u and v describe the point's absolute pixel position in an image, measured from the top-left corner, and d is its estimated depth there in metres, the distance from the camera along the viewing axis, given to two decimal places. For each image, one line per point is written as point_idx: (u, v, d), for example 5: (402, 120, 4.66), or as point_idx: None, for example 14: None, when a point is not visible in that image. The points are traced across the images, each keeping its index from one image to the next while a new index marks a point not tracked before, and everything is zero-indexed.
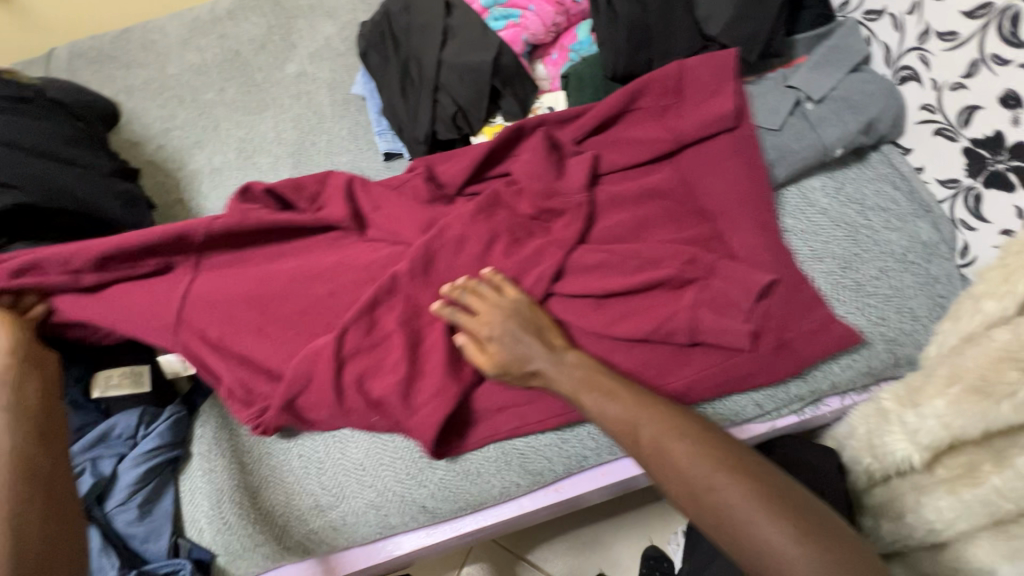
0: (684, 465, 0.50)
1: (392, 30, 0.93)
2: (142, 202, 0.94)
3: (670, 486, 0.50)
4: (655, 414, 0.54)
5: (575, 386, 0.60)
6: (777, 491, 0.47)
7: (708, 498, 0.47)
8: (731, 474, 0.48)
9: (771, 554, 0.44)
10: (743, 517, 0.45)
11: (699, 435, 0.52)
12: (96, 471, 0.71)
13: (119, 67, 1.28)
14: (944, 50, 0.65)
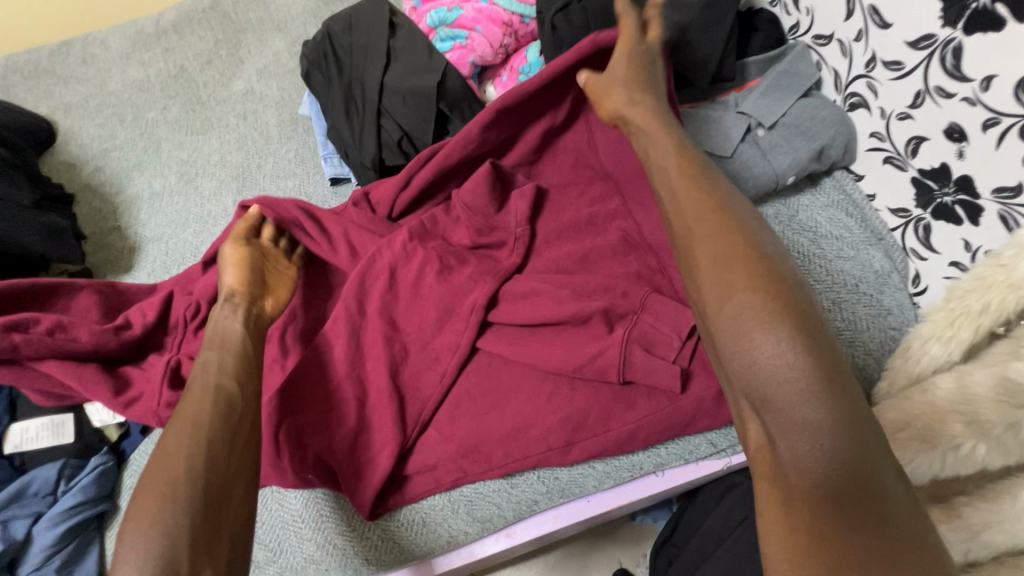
0: (731, 271, 0.46)
1: (335, 50, 0.89)
2: (71, 234, 0.88)
3: (705, 281, 0.47)
4: (726, 221, 0.49)
5: (658, 131, 0.60)
6: (812, 335, 0.41)
7: (733, 306, 0.44)
8: (755, 282, 0.44)
9: (773, 376, 0.40)
10: (766, 330, 0.41)
11: (761, 257, 0.46)
12: (7, 535, 0.66)
13: (56, 83, 1.21)
14: (890, 79, 0.64)
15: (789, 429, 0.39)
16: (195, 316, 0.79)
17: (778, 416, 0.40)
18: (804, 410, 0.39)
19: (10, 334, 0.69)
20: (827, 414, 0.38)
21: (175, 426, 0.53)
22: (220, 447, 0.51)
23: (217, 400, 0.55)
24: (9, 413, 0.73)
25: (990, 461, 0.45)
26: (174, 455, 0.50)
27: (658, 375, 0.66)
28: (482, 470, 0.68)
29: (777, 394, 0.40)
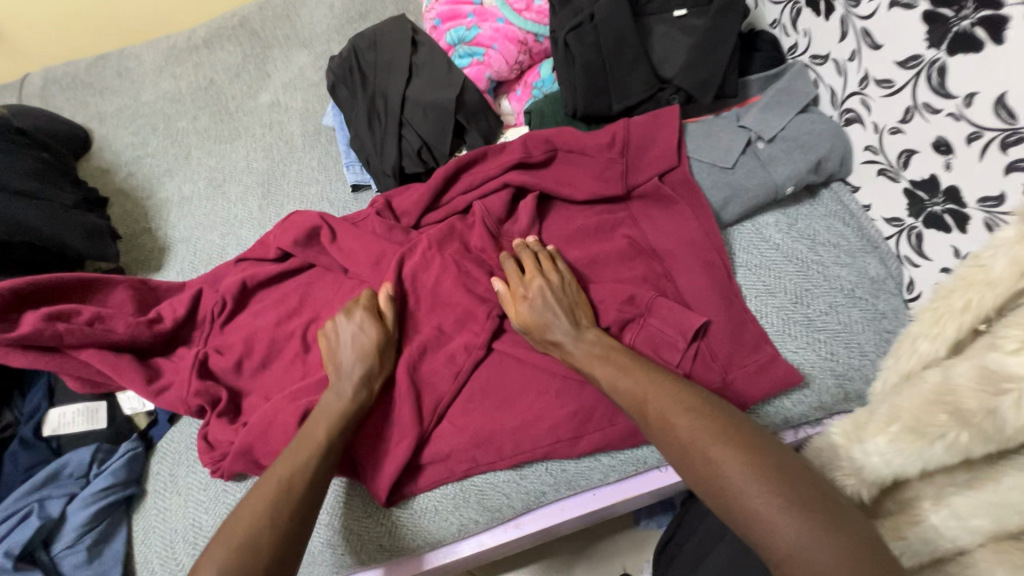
0: (685, 431, 0.57)
1: (360, 65, 0.95)
2: (108, 234, 0.93)
3: (674, 454, 0.57)
4: (668, 395, 0.60)
5: (592, 355, 0.67)
6: (774, 471, 0.51)
7: (701, 460, 0.54)
8: (711, 440, 0.55)
9: (755, 513, 0.49)
10: (730, 477, 0.52)
11: (708, 415, 0.57)
12: (44, 512, 0.69)
13: (93, 94, 1.28)
14: (882, 96, 0.68)
15: (790, 550, 0.47)
16: (223, 312, 0.85)
17: (773, 544, 0.48)
18: (787, 533, 0.47)
19: (54, 324, 0.74)
20: (809, 538, 0.47)
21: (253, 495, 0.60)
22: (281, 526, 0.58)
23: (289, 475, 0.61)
24: (47, 399, 0.77)
25: (973, 448, 0.47)
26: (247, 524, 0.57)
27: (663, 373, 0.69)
28: (493, 460, 0.71)
29: (774, 537, 0.48)
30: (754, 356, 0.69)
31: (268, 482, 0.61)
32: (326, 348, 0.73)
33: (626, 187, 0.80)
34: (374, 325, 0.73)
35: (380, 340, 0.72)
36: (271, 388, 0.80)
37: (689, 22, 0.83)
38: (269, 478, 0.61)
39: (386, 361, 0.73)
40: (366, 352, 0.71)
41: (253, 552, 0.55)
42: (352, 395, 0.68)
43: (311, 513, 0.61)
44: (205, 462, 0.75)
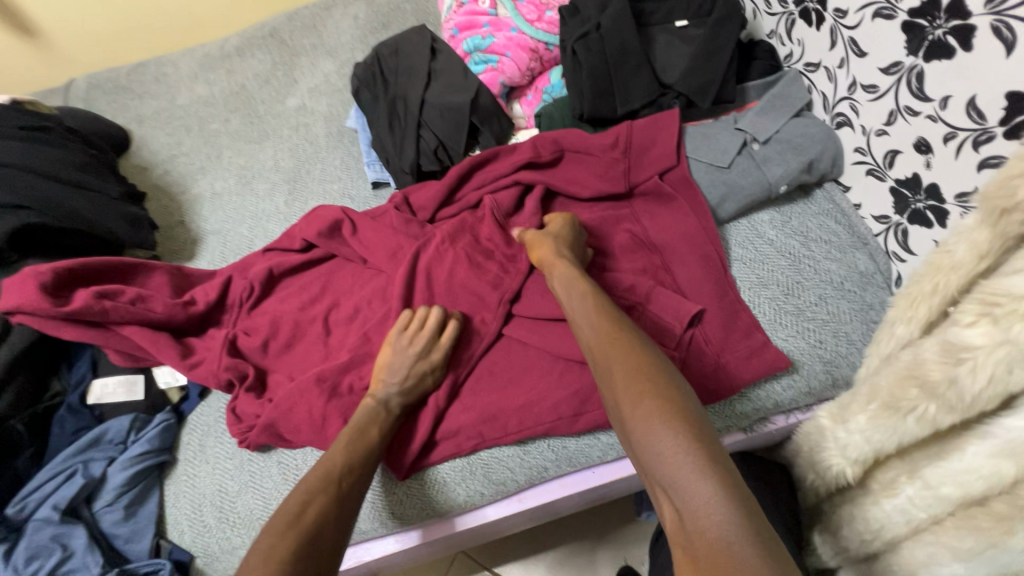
0: (630, 384, 0.55)
1: (382, 71, 1.02)
2: (147, 224, 1.01)
3: (611, 397, 0.57)
4: (620, 345, 0.60)
5: (574, 293, 0.71)
6: (693, 424, 0.50)
7: (634, 407, 0.53)
8: (647, 386, 0.54)
9: (673, 468, 0.48)
10: (658, 431, 0.50)
11: (649, 365, 0.57)
12: (87, 473, 0.76)
13: (132, 98, 1.37)
14: (868, 101, 0.73)
15: (698, 508, 0.45)
16: (250, 297, 0.91)
17: (674, 487, 0.47)
18: (693, 480, 0.47)
19: (102, 301, 0.81)
20: (707, 488, 0.46)
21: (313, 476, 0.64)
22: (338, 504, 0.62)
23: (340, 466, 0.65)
24: (91, 370, 0.84)
25: (942, 420, 0.51)
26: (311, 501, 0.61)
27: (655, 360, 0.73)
28: (499, 435, 0.76)
29: (678, 480, 0.47)
30: (746, 343, 0.74)
31: (325, 473, 0.64)
32: (387, 352, 0.77)
33: (629, 185, 0.85)
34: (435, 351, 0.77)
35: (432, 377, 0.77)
36: (294, 366, 0.86)
37: (689, 32, 0.89)
38: (324, 469, 0.65)
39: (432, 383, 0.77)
40: (420, 380, 0.76)
41: (316, 537, 0.57)
42: (398, 411, 0.74)
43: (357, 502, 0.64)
44: (232, 433, 0.81)
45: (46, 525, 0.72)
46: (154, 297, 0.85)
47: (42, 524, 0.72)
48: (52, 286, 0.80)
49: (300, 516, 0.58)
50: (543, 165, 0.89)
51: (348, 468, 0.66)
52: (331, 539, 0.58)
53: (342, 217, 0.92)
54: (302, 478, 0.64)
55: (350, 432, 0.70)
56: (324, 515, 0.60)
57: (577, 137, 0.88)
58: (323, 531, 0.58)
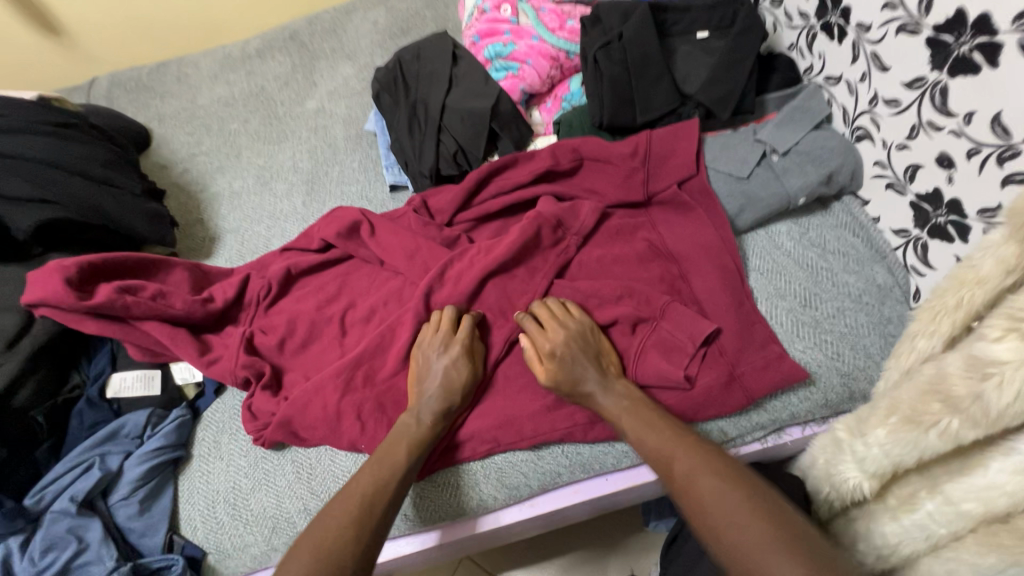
0: (698, 476, 0.60)
1: (404, 75, 1.04)
2: (167, 221, 1.02)
3: (696, 519, 0.58)
4: (692, 457, 0.62)
5: (621, 409, 0.70)
6: (798, 543, 0.51)
7: (728, 532, 0.54)
8: (733, 505, 0.56)
9: (757, 557, 0.51)
10: (739, 523, 0.54)
11: (729, 476, 0.59)
12: (104, 466, 0.77)
13: (153, 97, 1.39)
14: (890, 115, 0.73)
15: None
16: (268, 296, 0.92)
17: None
18: None
19: (123, 296, 0.82)
20: None
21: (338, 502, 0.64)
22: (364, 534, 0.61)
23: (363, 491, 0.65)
24: (110, 364, 0.85)
25: (964, 435, 0.51)
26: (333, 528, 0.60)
27: (667, 371, 0.73)
28: (513, 440, 0.76)
29: None
30: (763, 354, 0.74)
31: (353, 491, 0.65)
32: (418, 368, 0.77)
33: (647, 194, 0.86)
34: (464, 362, 0.76)
35: (468, 381, 0.75)
36: (310, 366, 0.86)
37: (711, 43, 0.90)
38: (351, 493, 0.65)
39: (466, 397, 0.76)
40: (453, 390, 0.74)
41: (338, 564, 0.57)
42: (429, 425, 0.73)
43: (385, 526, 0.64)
44: (248, 430, 0.81)
45: (63, 516, 0.72)
46: (173, 293, 0.86)
47: (60, 516, 0.72)
48: (75, 280, 0.81)
49: (326, 536, 0.60)
50: (561, 172, 0.90)
51: (378, 485, 0.66)
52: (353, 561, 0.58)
53: (360, 219, 0.93)
54: (334, 499, 0.64)
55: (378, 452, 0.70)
56: (349, 531, 0.61)
57: (594, 146, 0.88)
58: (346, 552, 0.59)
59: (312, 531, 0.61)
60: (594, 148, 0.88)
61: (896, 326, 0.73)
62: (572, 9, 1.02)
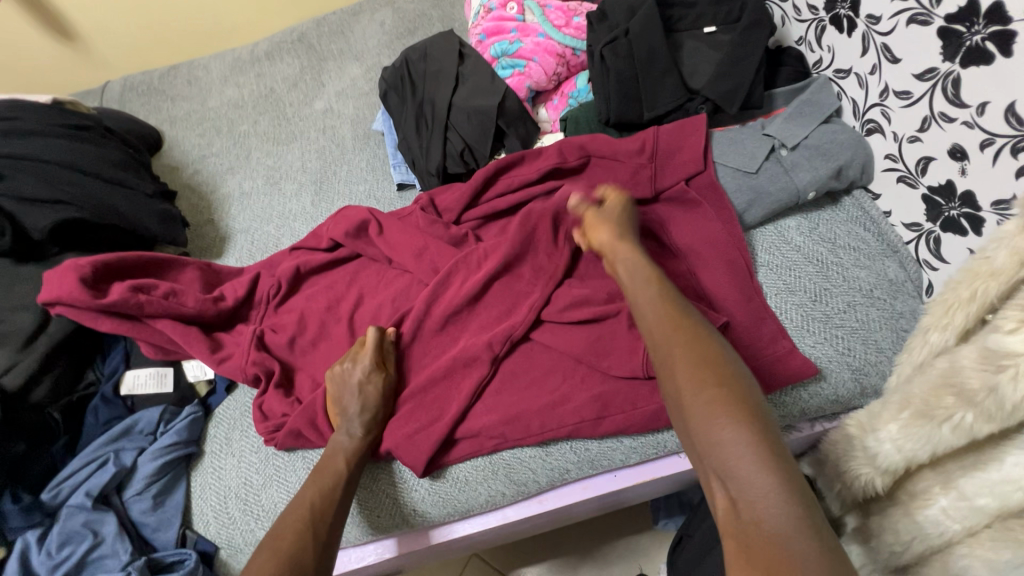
0: (684, 345, 0.56)
1: (410, 74, 1.04)
2: (179, 221, 1.03)
3: (671, 379, 0.55)
4: (685, 327, 0.58)
5: (636, 277, 0.68)
6: (757, 418, 0.49)
7: (696, 396, 0.52)
8: (712, 373, 0.53)
9: (715, 422, 0.49)
10: (710, 390, 0.51)
11: (717, 353, 0.55)
12: (118, 461, 0.78)
13: (165, 100, 1.41)
14: (901, 107, 0.72)
15: (738, 465, 0.47)
16: (277, 294, 0.92)
17: (738, 482, 0.46)
18: (754, 474, 0.46)
19: (136, 295, 0.83)
20: (774, 486, 0.45)
21: (287, 515, 0.65)
22: (319, 532, 0.64)
23: (314, 497, 0.67)
24: (124, 362, 0.86)
25: (979, 429, 0.51)
26: (290, 530, 0.63)
27: None
28: (521, 436, 0.76)
29: (739, 472, 0.46)
30: (772, 350, 0.73)
31: (295, 518, 0.65)
32: (335, 392, 0.78)
33: (654, 190, 0.85)
34: (378, 374, 0.78)
35: (383, 391, 0.78)
36: (319, 363, 0.87)
37: (717, 38, 0.90)
38: (298, 503, 0.67)
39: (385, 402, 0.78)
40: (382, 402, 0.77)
41: (298, 561, 0.60)
42: (361, 438, 0.75)
43: (339, 523, 0.66)
44: (259, 430, 0.82)
45: (78, 511, 0.74)
46: (185, 292, 0.87)
47: (75, 511, 0.74)
48: (91, 279, 0.83)
49: (281, 552, 0.60)
50: (567, 171, 0.90)
51: (322, 501, 0.67)
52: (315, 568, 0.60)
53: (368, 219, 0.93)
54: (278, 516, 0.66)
55: (319, 466, 0.72)
56: (300, 553, 0.61)
57: (600, 144, 0.89)
58: (309, 561, 0.60)
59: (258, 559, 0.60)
60: (601, 145, 0.88)
61: (908, 321, 0.72)
62: (579, 6, 1.02)
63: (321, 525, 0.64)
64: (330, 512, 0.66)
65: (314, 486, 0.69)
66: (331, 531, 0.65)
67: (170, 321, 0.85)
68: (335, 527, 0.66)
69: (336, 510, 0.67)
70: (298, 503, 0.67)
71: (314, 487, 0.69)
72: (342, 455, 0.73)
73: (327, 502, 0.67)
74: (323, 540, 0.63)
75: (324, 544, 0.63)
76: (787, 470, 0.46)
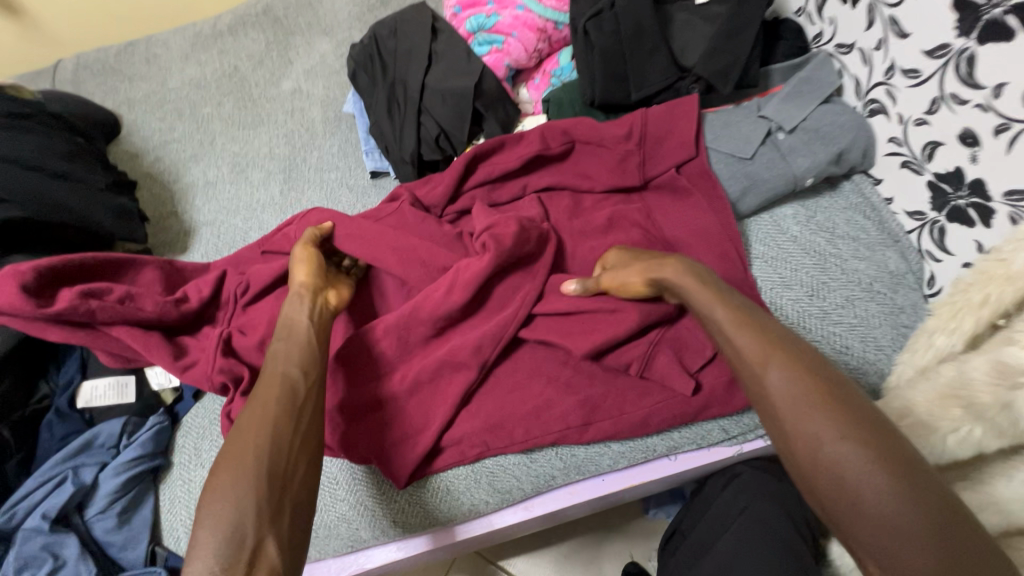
0: (780, 369, 0.50)
1: (380, 52, 0.96)
2: (136, 215, 0.96)
3: (774, 411, 0.50)
4: (780, 350, 0.52)
5: (695, 292, 0.62)
6: (892, 453, 0.44)
7: (810, 428, 0.47)
8: (822, 405, 0.47)
9: (839, 460, 0.44)
10: (829, 425, 0.46)
11: (820, 377, 0.49)
12: (78, 479, 0.73)
13: (122, 80, 1.31)
14: (908, 87, 0.67)
15: (873, 508, 0.42)
16: (245, 293, 0.86)
17: (874, 527, 0.42)
18: (897, 519, 0.41)
19: (88, 301, 0.77)
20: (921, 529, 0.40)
21: (248, 410, 0.58)
22: (283, 428, 0.56)
23: (282, 387, 0.60)
24: (80, 372, 0.81)
25: (986, 444, 0.48)
26: (251, 426, 0.56)
27: (675, 376, 0.71)
28: (504, 444, 0.72)
29: (877, 515, 0.42)
30: None
31: (257, 412, 0.57)
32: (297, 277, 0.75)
33: (642, 179, 0.80)
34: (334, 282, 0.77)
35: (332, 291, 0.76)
36: None
37: (711, 10, 0.83)
38: (261, 397, 0.59)
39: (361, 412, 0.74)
40: (325, 330, 0.69)
41: (254, 457, 0.53)
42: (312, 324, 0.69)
43: (304, 418, 0.59)
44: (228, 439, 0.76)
45: (35, 534, 0.70)
46: (141, 294, 0.81)
47: (32, 534, 0.69)
48: (34, 287, 0.76)
49: (240, 449, 0.54)
50: (550, 157, 0.84)
51: (287, 391, 0.59)
52: (270, 465, 0.53)
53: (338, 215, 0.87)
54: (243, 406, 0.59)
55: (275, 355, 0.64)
56: (260, 448, 0.54)
57: (585, 128, 0.82)
58: (268, 455, 0.54)
59: (208, 535, 0.48)
60: (585, 130, 0.82)
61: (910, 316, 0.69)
62: None
63: (283, 416, 0.57)
64: (294, 407, 0.59)
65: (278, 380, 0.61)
66: (293, 424, 0.57)
67: (126, 326, 0.79)
68: (295, 420, 0.58)
69: (296, 402, 0.59)
70: (260, 396, 0.59)
71: (276, 381, 0.60)
72: (279, 392, 0.59)
73: (290, 394, 0.59)
74: (275, 458, 0.54)
75: (284, 440, 0.56)
76: (931, 508, 0.41)
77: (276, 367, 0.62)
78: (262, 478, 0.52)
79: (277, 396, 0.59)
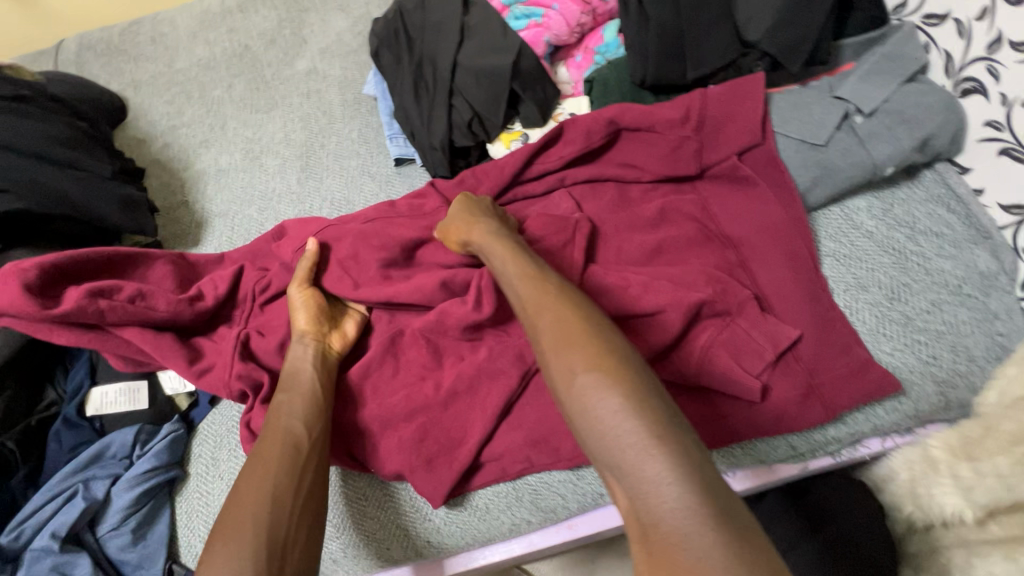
0: (598, 398, 0.45)
1: (405, 28, 0.88)
2: (146, 206, 0.89)
3: (595, 446, 0.45)
4: (599, 366, 0.46)
5: (524, 289, 0.56)
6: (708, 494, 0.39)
7: (630, 469, 0.42)
8: (637, 436, 0.42)
9: (661, 507, 0.39)
10: (641, 464, 0.41)
11: (638, 399, 0.44)
12: (89, 494, 0.68)
13: (128, 60, 1.24)
14: (1017, 62, 0.59)
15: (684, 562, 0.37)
16: (264, 291, 0.80)
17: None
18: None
19: (96, 301, 0.71)
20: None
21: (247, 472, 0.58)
22: (281, 490, 0.56)
23: (284, 445, 0.59)
24: (89, 376, 0.76)
25: None
26: (250, 491, 0.55)
27: (737, 382, 0.61)
28: (550, 461, 0.66)
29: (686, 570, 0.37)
30: (843, 362, 0.62)
31: (256, 475, 0.57)
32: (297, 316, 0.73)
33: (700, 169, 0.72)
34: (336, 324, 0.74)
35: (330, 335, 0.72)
36: None
37: None
38: (261, 455, 0.58)
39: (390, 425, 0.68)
40: (327, 378, 0.68)
41: (249, 523, 0.53)
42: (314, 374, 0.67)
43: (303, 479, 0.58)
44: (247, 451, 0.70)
45: (45, 554, 0.65)
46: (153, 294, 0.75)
47: (42, 553, 0.65)
48: (37, 286, 0.70)
49: (236, 514, 0.53)
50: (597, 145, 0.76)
51: (286, 451, 0.59)
52: (268, 530, 0.53)
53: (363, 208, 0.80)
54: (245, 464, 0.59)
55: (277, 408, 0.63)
56: (257, 512, 0.53)
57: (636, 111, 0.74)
58: (266, 521, 0.53)
59: None
60: (636, 113, 0.74)
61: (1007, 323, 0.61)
62: None
63: (281, 478, 0.56)
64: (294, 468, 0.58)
65: (276, 438, 0.60)
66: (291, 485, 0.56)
67: (135, 328, 0.73)
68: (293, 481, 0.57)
69: (297, 462, 0.58)
70: (258, 456, 0.59)
71: (275, 438, 0.60)
72: (280, 451, 0.59)
73: (289, 454, 0.59)
74: (274, 522, 0.53)
75: (283, 503, 0.55)
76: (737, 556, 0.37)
77: (277, 423, 0.61)
78: (259, 547, 0.51)
79: (278, 457, 0.58)
